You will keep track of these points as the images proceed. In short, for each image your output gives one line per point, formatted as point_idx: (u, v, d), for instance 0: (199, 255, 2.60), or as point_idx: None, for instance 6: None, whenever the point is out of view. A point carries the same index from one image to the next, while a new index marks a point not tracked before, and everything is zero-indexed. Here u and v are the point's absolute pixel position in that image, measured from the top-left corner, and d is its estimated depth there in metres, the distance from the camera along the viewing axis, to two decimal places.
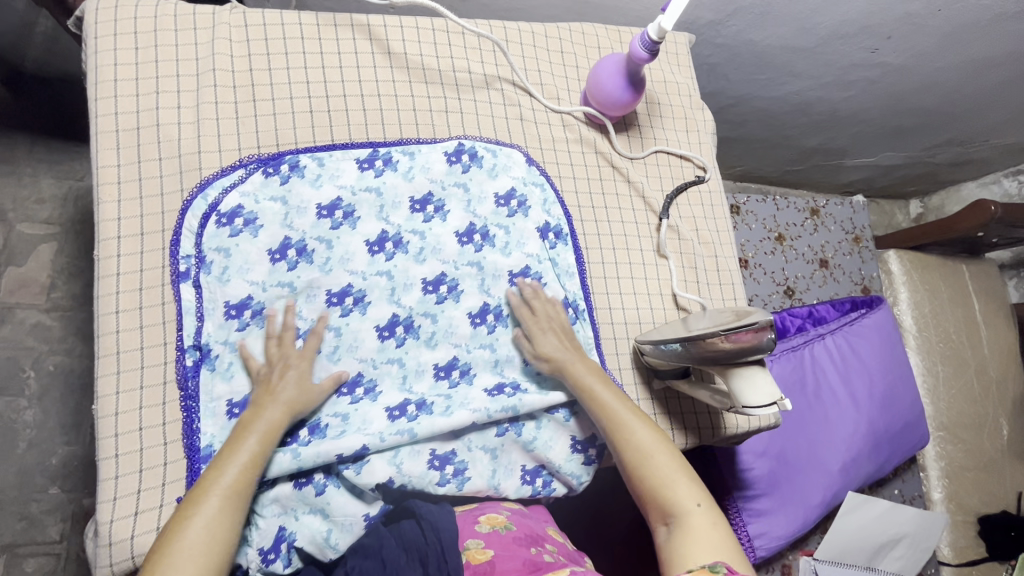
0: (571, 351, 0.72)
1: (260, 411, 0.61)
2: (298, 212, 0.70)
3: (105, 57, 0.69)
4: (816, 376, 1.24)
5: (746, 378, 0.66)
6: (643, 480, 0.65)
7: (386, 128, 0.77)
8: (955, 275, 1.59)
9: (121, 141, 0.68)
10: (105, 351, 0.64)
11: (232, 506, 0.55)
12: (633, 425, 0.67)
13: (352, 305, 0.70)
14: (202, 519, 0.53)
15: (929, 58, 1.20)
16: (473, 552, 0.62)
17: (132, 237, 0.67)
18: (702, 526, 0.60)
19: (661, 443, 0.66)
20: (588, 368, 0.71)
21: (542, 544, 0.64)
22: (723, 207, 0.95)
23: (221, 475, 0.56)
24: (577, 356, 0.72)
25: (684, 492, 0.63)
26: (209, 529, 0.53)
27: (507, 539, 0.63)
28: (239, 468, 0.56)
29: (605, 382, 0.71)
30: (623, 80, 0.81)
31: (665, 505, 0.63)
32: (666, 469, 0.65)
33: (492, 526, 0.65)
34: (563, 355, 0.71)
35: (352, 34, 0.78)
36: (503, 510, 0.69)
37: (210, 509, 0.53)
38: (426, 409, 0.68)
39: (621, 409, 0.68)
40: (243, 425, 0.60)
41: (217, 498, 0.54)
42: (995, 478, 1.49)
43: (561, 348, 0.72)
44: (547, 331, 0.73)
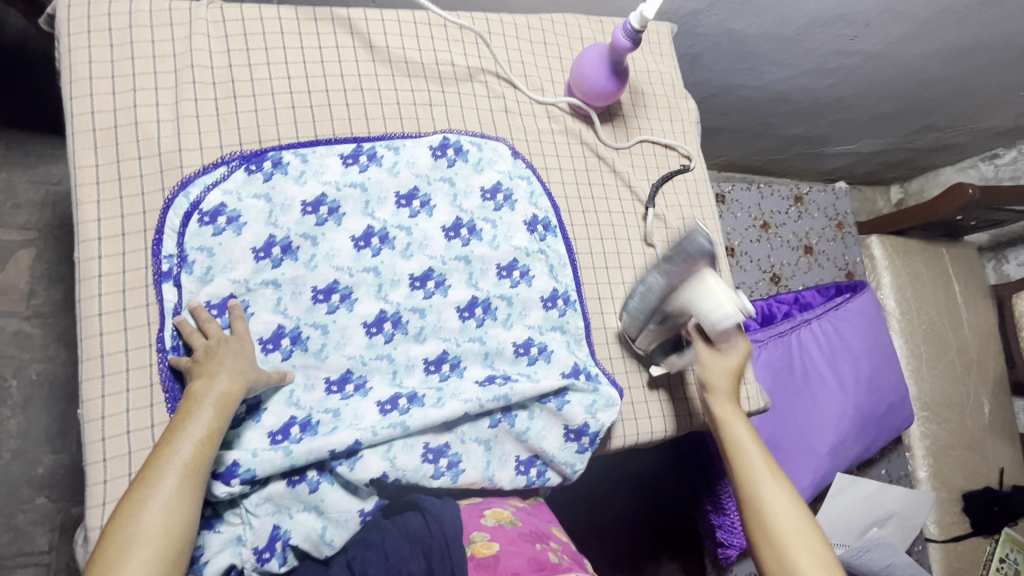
0: (729, 395, 0.71)
1: (211, 383, 0.57)
2: (282, 209, 0.70)
3: (79, 55, 0.67)
4: (803, 361, 1.27)
5: (699, 299, 0.67)
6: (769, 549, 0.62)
7: (370, 124, 0.77)
8: (936, 258, 1.62)
9: (99, 140, 0.67)
10: (89, 354, 0.63)
11: (191, 485, 0.52)
12: (773, 485, 0.65)
13: (339, 302, 0.70)
14: (159, 502, 0.49)
15: (904, 45, 1.22)
16: (478, 545, 0.62)
17: (113, 238, 0.66)
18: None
19: (803, 520, 0.62)
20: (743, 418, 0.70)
21: (546, 541, 0.65)
22: (709, 195, 0.96)
23: (176, 452, 0.52)
24: (730, 401, 0.71)
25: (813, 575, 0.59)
26: (168, 511, 0.49)
27: (512, 536, 0.64)
28: (194, 445, 0.53)
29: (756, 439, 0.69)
30: (607, 70, 0.81)
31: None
32: (797, 543, 0.61)
33: (497, 520, 0.66)
34: (718, 397, 0.71)
35: (332, 28, 0.77)
36: (507, 506, 0.70)
37: (167, 490, 0.50)
38: (417, 401, 0.68)
39: (763, 470, 0.66)
40: (191, 399, 0.56)
41: (174, 478, 0.51)
42: (978, 456, 1.53)
43: (720, 385, 0.71)
44: (715, 362, 0.72)
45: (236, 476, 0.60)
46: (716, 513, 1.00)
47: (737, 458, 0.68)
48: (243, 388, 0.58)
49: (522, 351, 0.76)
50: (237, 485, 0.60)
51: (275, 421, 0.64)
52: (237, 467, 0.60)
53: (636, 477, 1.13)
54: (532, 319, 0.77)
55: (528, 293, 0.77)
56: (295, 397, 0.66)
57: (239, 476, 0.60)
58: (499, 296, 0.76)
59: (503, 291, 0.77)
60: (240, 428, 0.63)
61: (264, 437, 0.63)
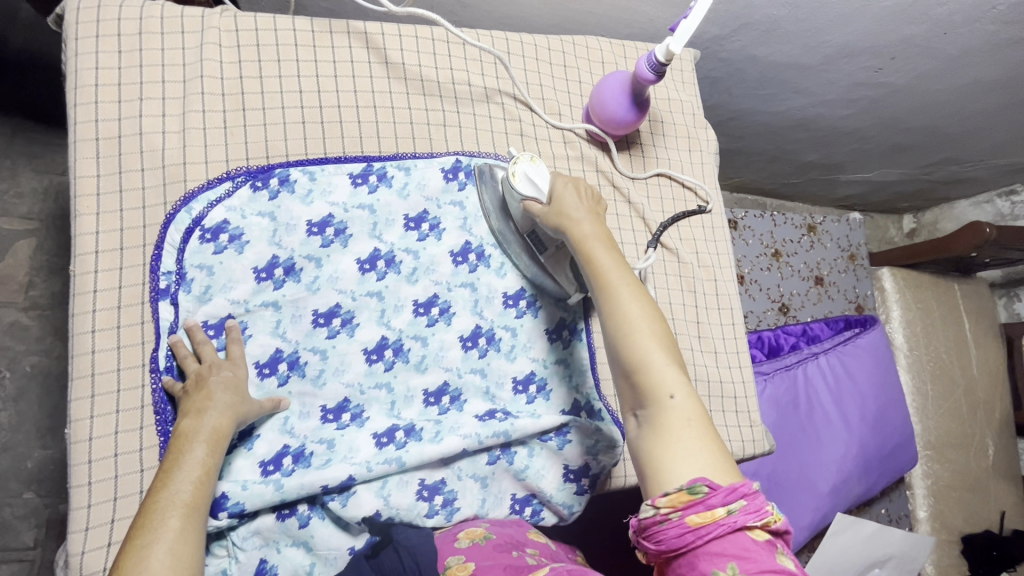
0: (586, 219, 0.64)
1: (202, 419, 0.56)
2: (287, 229, 0.67)
3: (86, 60, 0.65)
4: (808, 397, 1.25)
5: (518, 207, 0.71)
6: (622, 356, 0.56)
7: (381, 142, 0.75)
8: (947, 294, 1.59)
9: (102, 150, 0.65)
10: (79, 372, 0.61)
11: (194, 524, 0.50)
12: (629, 296, 0.58)
13: (339, 326, 0.68)
14: (165, 544, 0.47)
15: (930, 80, 1.20)
16: (454, 569, 0.57)
17: (111, 251, 0.63)
18: (670, 413, 0.52)
19: (657, 324, 0.57)
20: (596, 234, 0.63)
21: (523, 547, 0.61)
22: (724, 228, 0.93)
23: (174, 493, 0.51)
24: (588, 223, 0.64)
25: (664, 376, 0.54)
26: (174, 552, 0.47)
27: (488, 549, 0.59)
28: (192, 483, 0.52)
29: (614, 253, 0.62)
30: (627, 99, 0.79)
31: (640, 382, 0.54)
32: (649, 346, 0.55)
33: (470, 540, 0.62)
34: (574, 220, 0.64)
35: (348, 42, 0.75)
36: (481, 522, 0.66)
37: (171, 532, 0.48)
38: (415, 435, 0.66)
39: (621, 281, 0.59)
40: (181, 438, 0.55)
41: (177, 519, 0.49)
42: (980, 497, 1.50)
43: (575, 212, 0.64)
44: (568, 199, 0.65)
45: (224, 509, 0.58)
46: None
47: (593, 275, 0.61)
48: (234, 422, 0.57)
49: (521, 387, 0.74)
50: (225, 519, 0.58)
51: (267, 450, 0.62)
52: (226, 500, 0.58)
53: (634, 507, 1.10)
54: (536, 352, 0.75)
55: (534, 325, 0.76)
56: (290, 424, 0.64)
57: (228, 509, 0.58)
58: (503, 326, 0.74)
59: (507, 321, 0.75)
60: (231, 455, 0.61)
61: (256, 467, 0.61)
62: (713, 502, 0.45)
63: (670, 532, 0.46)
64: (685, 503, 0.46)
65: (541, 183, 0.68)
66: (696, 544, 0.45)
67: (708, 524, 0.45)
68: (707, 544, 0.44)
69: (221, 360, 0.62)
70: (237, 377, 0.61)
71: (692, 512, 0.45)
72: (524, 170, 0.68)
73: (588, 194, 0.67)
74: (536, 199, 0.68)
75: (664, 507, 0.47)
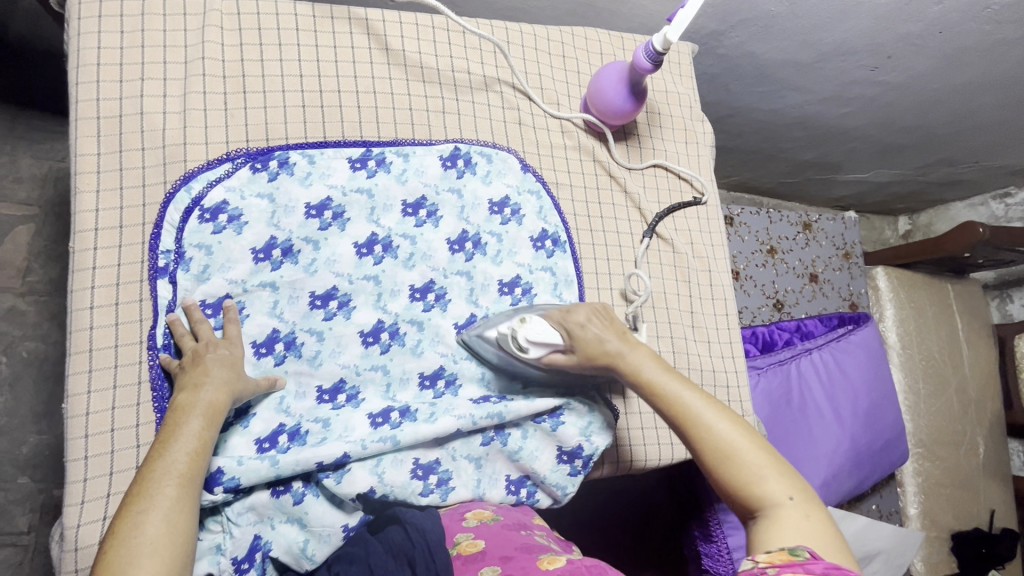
0: (625, 347, 0.65)
1: (198, 393, 0.56)
2: (286, 211, 0.68)
3: (88, 40, 0.66)
4: (802, 392, 1.26)
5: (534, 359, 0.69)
6: (724, 482, 0.57)
7: (380, 128, 0.75)
8: (940, 294, 1.61)
9: (102, 129, 0.65)
10: (77, 348, 0.61)
11: (189, 495, 0.51)
12: (708, 415, 0.59)
13: (336, 309, 0.69)
14: (160, 512, 0.48)
15: (925, 79, 1.21)
16: (463, 545, 0.59)
17: (110, 230, 0.64)
18: (797, 518, 0.52)
19: (739, 437, 0.57)
20: (644, 357, 0.64)
21: (531, 529, 0.63)
22: (719, 221, 0.94)
23: (169, 464, 0.51)
24: (630, 350, 0.64)
25: (771, 483, 0.55)
26: (169, 520, 0.48)
27: (497, 528, 0.61)
28: (187, 454, 0.52)
29: (671, 375, 0.63)
30: (624, 90, 0.79)
31: (751, 501, 0.55)
32: (746, 461, 0.56)
33: (479, 520, 0.63)
34: (615, 354, 0.64)
35: (349, 28, 0.75)
36: (488, 507, 0.67)
37: (167, 500, 0.49)
38: (410, 416, 0.67)
39: (696, 404, 0.59)
40: (176, 412, 0.55)
41: (173, 488, 0.50)
42: (970, 495, 1.51)
43: (610, 342, 0.65)
44: (592, 337, 0.65)
45: (219, 484, 0.58)
46: (704, 542, 0.99)
47: (663, 406, 0.61)
48: (230, 397, 0.58)
49: (517, 372, 0.74)
50: (220, 493, 0.58)
51: (263, 428, 0.63)
52: (221, 475, 0.58)
53: (627, 498, 1.11)
54: None
55: None
56: (286, 404, 0.65)
57: (223, 484, 0.58)
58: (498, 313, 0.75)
59: (502, 308, 0.75)
60: (227, 433, 0.62)
61: (251, 444, 0.62)
62: (811, 567, 0.44)
63: None
64: (783, 562, 0.46)
65: (549, 333, 0.66)
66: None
67: None
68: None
69: (218, 338, 0.63)
70: (232, 355, 0.61)
71: (787, 569, 0.45)
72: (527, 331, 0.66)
73: (602, 315, 0.68)
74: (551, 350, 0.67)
75: (761, 561, 0.47)
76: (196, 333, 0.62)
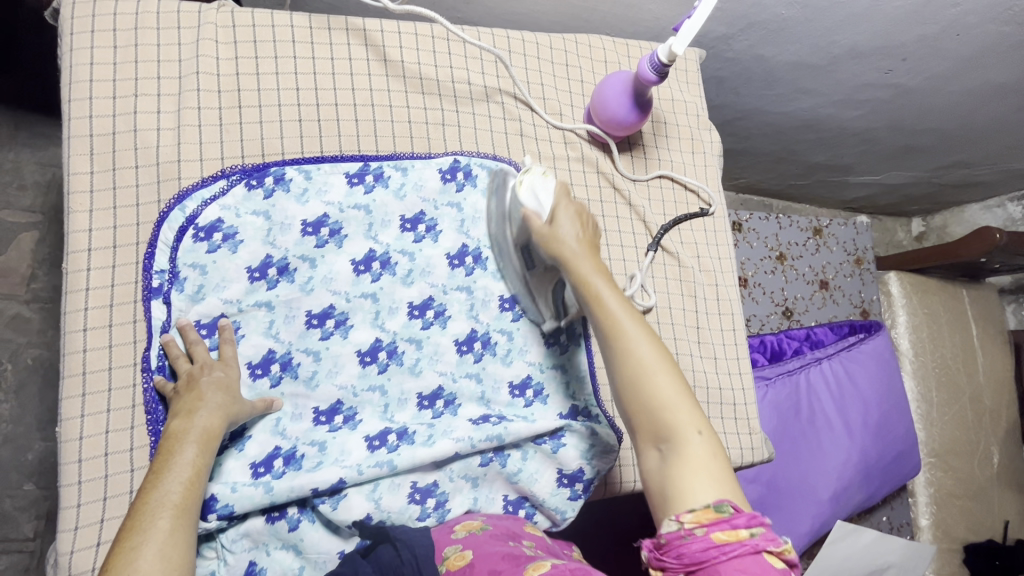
0: (584, 253, 0.61)
1: (192, 419, 0.55)
2: (282, 229, 0.67)
3: (81, 55, 0.65)
4: (811, 403, 1.23)
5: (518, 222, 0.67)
6: (637, 402, 0.53)
7: (379, 141, 0.74)
8: (955, 299, 1.57)
9: (95, 147, 0.64)
10: (71, 371, 0.60)
11: (185, 526, 0.49)
12: (635, 335, 0.55)
13: (333, 328, 0.67)
14: (154, 546, 0.47)
15: (941, 82, 1.17)
16: (452, 559, 0.56)
17: (104, 249, 0.63)
18: (698, 452, 0.50)
19: (664, 360, 0.54)
20: (595, 268, 0.60)
21: (520, 539, 0.61)
22: (727, 233, 0.92)
23: (164, 495, 0.50)
24: (587, 257, 0.61)
25: (683, 413, 0.52)
26: (163, 554, 0.47)
27: (485, 539, 0.59)
28: (182, 484, 0.51)
29: (613, 287, 0.59)
30: (629, 101, 0.77)
31: (658, 425, 0.52)
32: (663, 387, 0.53)
33: (467, 530, 0.62)
34: (574, 254, 0.61)
35: (347, 39, 0.74)
36: (478, 516, 0.65)
37: (161, 534, 0.48)
38: (407, 438, 0.66)
39: (627, 325, 0.55)
40: (171, 441, 0.54)
41: (166, 521, 0.49)
42: (984, 506, 1.48)
43: (572, 243, 0.61)
44: (565, 227, 0.62)
45: (213, 511, 0.57)
46: None
47: (598, 315, 0.57)
48: (224, 422, 0.57)
49: (518, 391, 0.73)
50: (214, 520, 0.57)
51: (259, 451, 0.62)
52: (215, 501, 0.57)
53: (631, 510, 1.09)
54: (532, 356, 0.74)
55: (531, 328, 0.75)
56: (282, 426, 0.64)
57: (217, 511, 0.57)
58: (499, 330, 0.73)
59: (503, 325, 0.74)
60: (222, 456, 0.61)
61: (247, 468, 0.61)
62: (737, 522, 0.44)
63: (693, 546, 0.44)
64: (711, 519, 0.45)
65: (543, 197, 0.64)
66: (719, 561, 0.43)
67: (732, 543, 0.43)
68: (731, 561, 0.42)
69: (213, 360, 0.61)
70: (228, 378, 0.60)
71: (717, 528, 0.44)
72: (530, 181, 0.65)
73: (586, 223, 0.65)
74: (535, 214, 0.64)
75: (687, 522, 0.46)
76: (192, 356, 0.61)
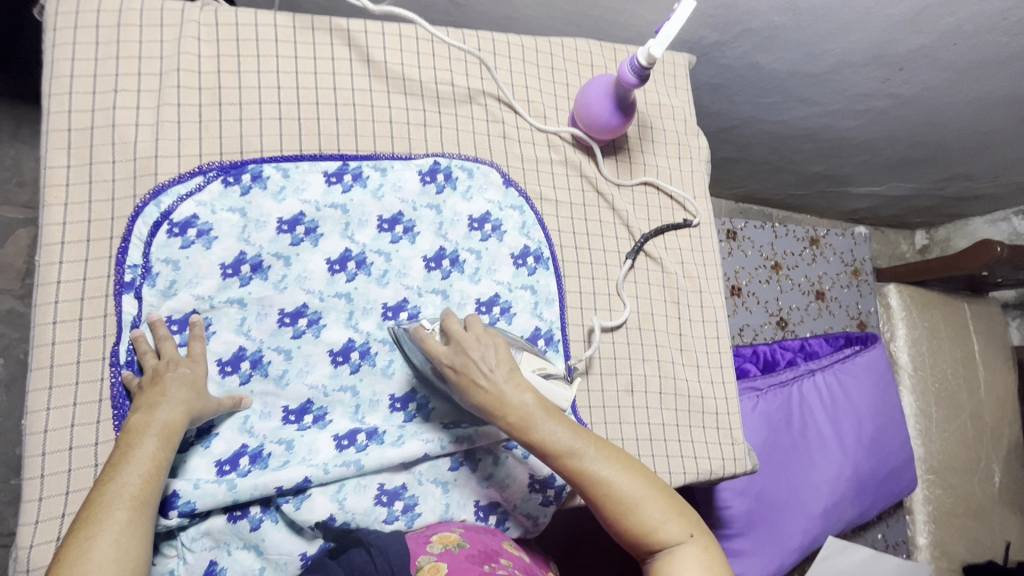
0: (513, 395, 0.56)
1: (153, 414, 0.55)
2: (257, 226, 0.67)
3: (63, 51, 0.65)
4: (803, 415, 1.21)
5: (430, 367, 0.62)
6: (627, 532, 0.56)
7: (359, 141, 0.73)
8: (956, 313, 1.54)
9: (74, 141, 0.64)
10: (39, 363, 0.60)
11: (143, 517, 0.49)
12: (606, 472, 0.56)
13: (305, 326, 0.67)
14: (110, 536, 0.46)
15: (940, 92, 1.16)
16: (426, 572, 0.55)
17: (77, 243, 0.63)
18: (693, 552, 0.55)
19: (634, 483, 0.56)
20: (534, 406, 0.57)
21: (497, 560, 0.59)
22: (714, 240, 0.91)
23: (121, 486, 0.49)
24: (518, 397, 0.56)
25: (670, 528, 0.55)
26: (120, 544, 0.46)
27: (461, 557, 0.58)
28: (141, 476, 0.51)
29: (558, 422, 0.57)
30: (612, 104, 0.77)
31: (652, 545, 0.55)
32: (647, 511, 0.55)
33: (444, 545, 0.60)
34: (504, 403, 0.56)
35: (330, 39, 0.74)
36: (455, 528, 0.64)
37: (117, 525, 0.47)
38: (377, 438, 0.65)
39: (593, 462, 0.56)
40: (130, 434, 0.54)
41: (124, 512, 0.48)
42: (985, 526, 1.44)
43: (495, 388, 0.56)
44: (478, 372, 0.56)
45: (175, 507, 0.57)
46: None
47: (559, 464, 0.56)
48: (187, 418, 0.56)
49: None
50: (175, 518, 0.57)
51: (224, 449, 0.61)
52: (176, 498, 0.57)
53: None
54: None
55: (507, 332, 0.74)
56: (250, 424, 0.63)
57: (178, 509, 0.57)
58: None
59: None
60: (186, 453, 0.60)
61: (211, 466, 0.60)
62: None
63: None
64: None
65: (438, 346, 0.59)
66: None
67: None
68: None
69: (181, 356, 0.61)
70: (192, 373, 0.59)
71: None
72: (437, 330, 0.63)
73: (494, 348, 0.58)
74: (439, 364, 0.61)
75: None
76: (159, 352, 0.61)
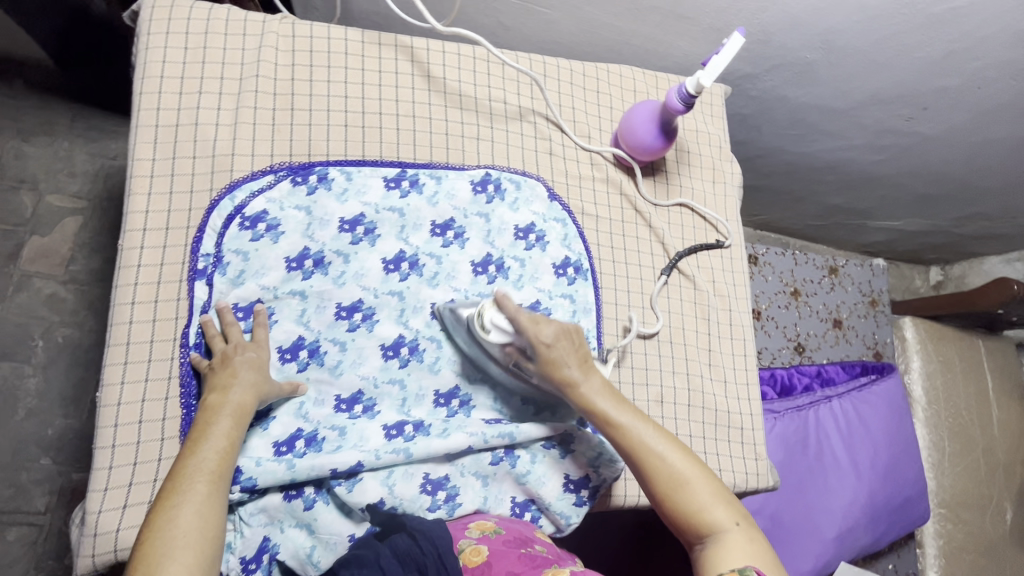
0: (583, 374, 0.63)
1: (226, 395, 0.59)
2: (321, 224, 0.71)
3: (155, 53, 0.71)
4: (819, 440, 1.23)
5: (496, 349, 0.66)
6: (675, 511, 0.59)
7: (417, 150, 0.78)
8: (971, 349, 1.56)
9: (159, 136, 0.69)
10: (116, 340, 0.64)
11: (219, 491, 0.52)
12: (661, 451, 0.61)
13: (360, 320, 0.71)
14: (192, 506, 0.50)
15: (963, 132, 1.20)
16: (468, 554, 0.59)
17: (157, 230, 0.68)
18: (740, 540, 0.57)
19: (687, 466, 0.60)
20: (601, 389, 0.64)
21: (532, 544, 0.61)
22: (743, 261, 0.94)
23: (200, 462, 0.53)
24: (587, 377, 0.63)
25: (718, 512, 0.58)
26: (201, 514, 0.50)
27: (499, 542, 0.60)
28: (217, 452, 0.54)
29: (620, 403, 0.63)
30: (656, 128, 0.81)
31: (700, 527, 0.58)
32: (696, 492, 0.59)
33: (482, 532, 0.63)
34: (574, 380, 0.63)
35: (394, 54, 0.79)
36: (491, 517, 0.67)
37: (198, 496, 0.51)
38: (423, 430, 0.68)
39: (650, 439, 0.61)
40: (206, 413, 0.57)
41: (204, 484, 0.52)
42: (996, 564, 1.44)
43: (566, 366, 0.63)
44: (553, 352, 0.63)
45: (238, 482, 0.60)
46: None
47: (618, 438, 0.61)
48: (256, 400, 0.60)
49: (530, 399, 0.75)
50: (237, 492, 0.60)
51: (282, 431, 0.65)
52: (240, 474, 0.60)
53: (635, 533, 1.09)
54: None
55: None
56: (305, 409, 0.67)
57: (241, 483, 0.60)
58: None
59: None
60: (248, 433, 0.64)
61: (269, 446, 0.64)
62: None
63: None
64: None
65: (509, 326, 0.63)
66: None
67: None
68: None
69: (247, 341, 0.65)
70: (259, 359, 0.63)
71: None
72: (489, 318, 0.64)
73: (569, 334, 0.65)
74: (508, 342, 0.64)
75: None
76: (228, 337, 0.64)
